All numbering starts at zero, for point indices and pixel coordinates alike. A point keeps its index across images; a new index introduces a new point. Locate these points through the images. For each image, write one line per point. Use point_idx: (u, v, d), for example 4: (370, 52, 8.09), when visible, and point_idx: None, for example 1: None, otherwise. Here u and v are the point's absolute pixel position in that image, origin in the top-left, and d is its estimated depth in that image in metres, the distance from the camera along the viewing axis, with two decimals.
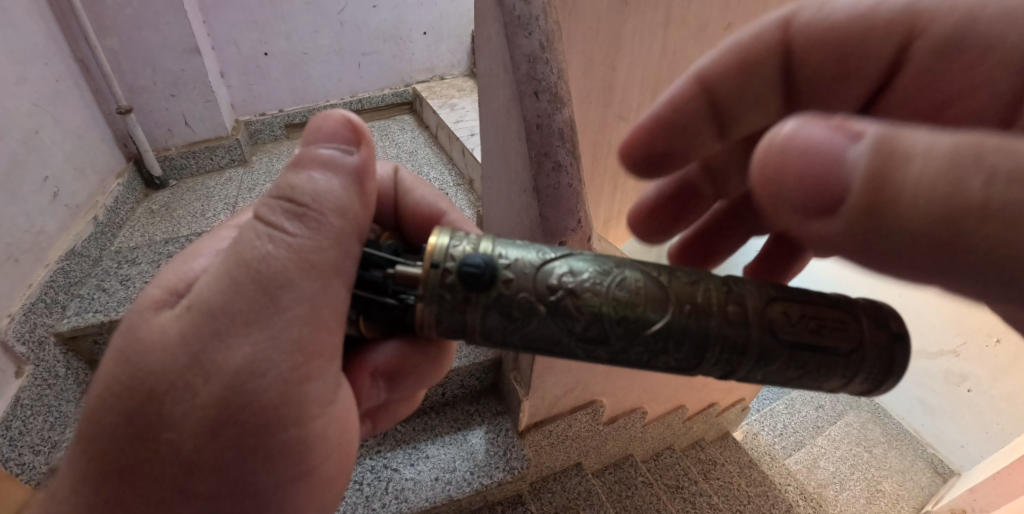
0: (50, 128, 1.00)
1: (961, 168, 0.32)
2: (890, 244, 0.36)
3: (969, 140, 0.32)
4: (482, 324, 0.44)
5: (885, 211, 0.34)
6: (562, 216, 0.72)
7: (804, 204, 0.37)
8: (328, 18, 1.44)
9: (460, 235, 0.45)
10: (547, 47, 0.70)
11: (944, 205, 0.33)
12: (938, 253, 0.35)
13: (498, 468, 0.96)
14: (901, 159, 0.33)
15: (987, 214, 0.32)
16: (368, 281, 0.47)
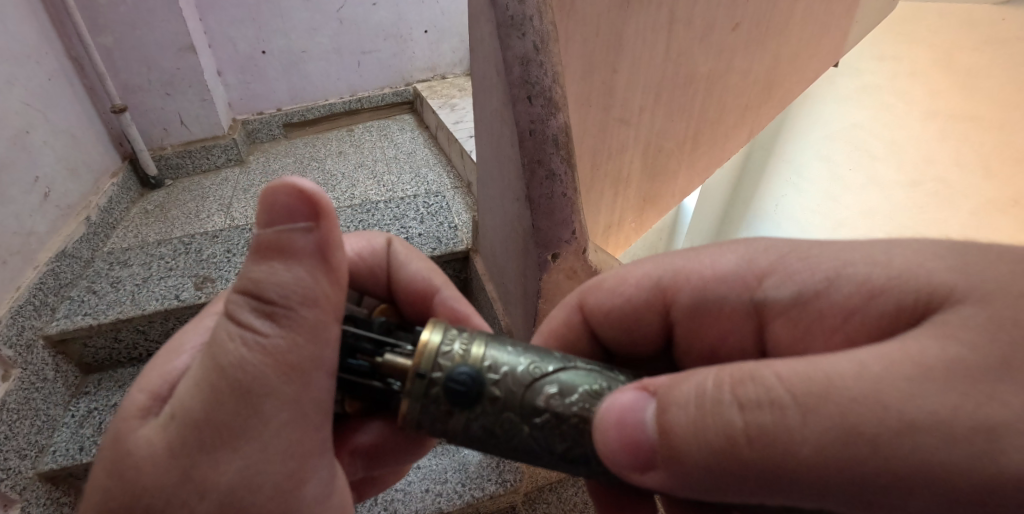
0: (41, 128, 0.98)
1: (749, 413, 0.33)
2: (714, 491, 0.35)
3: (738, 383, 0.34)
4: (459, 431, 0.42)
5: (693, 463, 0.34)
6: (556, 227, 0.70)
7: (619, 457, 0.37)
8: (327, 16, 1.43)
9: (455, 334, 0.42)
10: (541, 49, 0.66)
11: (749, 451, 0.33)
12: (770, 494, 0.34)
13: (490, 481, 0.91)
14: (694, 408, 0.34)
15: (793, 455, 0.32)
16: (353, 369, 0.44)
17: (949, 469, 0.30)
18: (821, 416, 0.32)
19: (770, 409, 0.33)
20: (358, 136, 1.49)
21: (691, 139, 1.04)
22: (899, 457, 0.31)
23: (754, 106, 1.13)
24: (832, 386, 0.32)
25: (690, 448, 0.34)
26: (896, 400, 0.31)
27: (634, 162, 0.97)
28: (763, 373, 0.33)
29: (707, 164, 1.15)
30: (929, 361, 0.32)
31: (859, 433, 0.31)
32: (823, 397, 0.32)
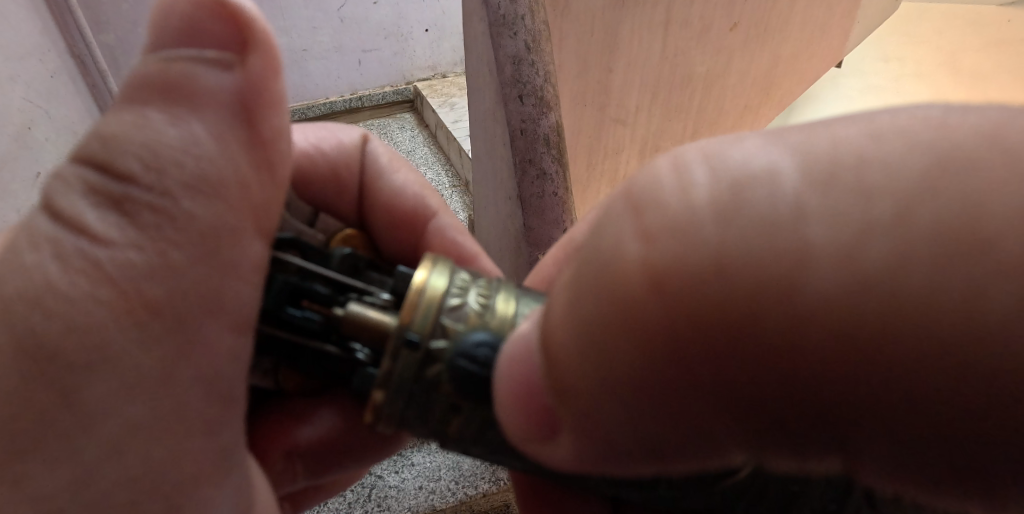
0: (44, 124, 1.00)
1: (653, 247, 0.25)
2: (613, 396, 0.28)
3: (642, 201, 0.26)
4: (456, 436, 0.38)
5: (577, 352, 0.28)
6: (547, 226, 0.72)
7: (513, 410, 0.32)
8: (328, 14, 1.47)
9: (456, 288, 0.38)
10: (533, 49, 0.64)
11: (651, 307, 0.25)
12: (689, 383, 0.26)
13: (484, 478, 0.87)
14: (586, 259, 0.28)
15: (706, 307, 0.24)
16: (298, 322, 0.40)
17: (942, 316, 0.22)
18: (751, 235, 0.24)
19: (674, 236, 0.24)
20: None
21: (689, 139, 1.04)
22: (866, 299, 0.22)
23: (753, 107, 1.13)
24: (773, 194, 0.24)
25: (581, 321, 0.27)
26: (870, 208, 0.22)
27: (631, 162, 0.96)
28: (685, 168, 0.26)
29: None
30: (946, 152, 0.22)
31: (808, 257, 0.23)
32: (747, 205, 0.24)
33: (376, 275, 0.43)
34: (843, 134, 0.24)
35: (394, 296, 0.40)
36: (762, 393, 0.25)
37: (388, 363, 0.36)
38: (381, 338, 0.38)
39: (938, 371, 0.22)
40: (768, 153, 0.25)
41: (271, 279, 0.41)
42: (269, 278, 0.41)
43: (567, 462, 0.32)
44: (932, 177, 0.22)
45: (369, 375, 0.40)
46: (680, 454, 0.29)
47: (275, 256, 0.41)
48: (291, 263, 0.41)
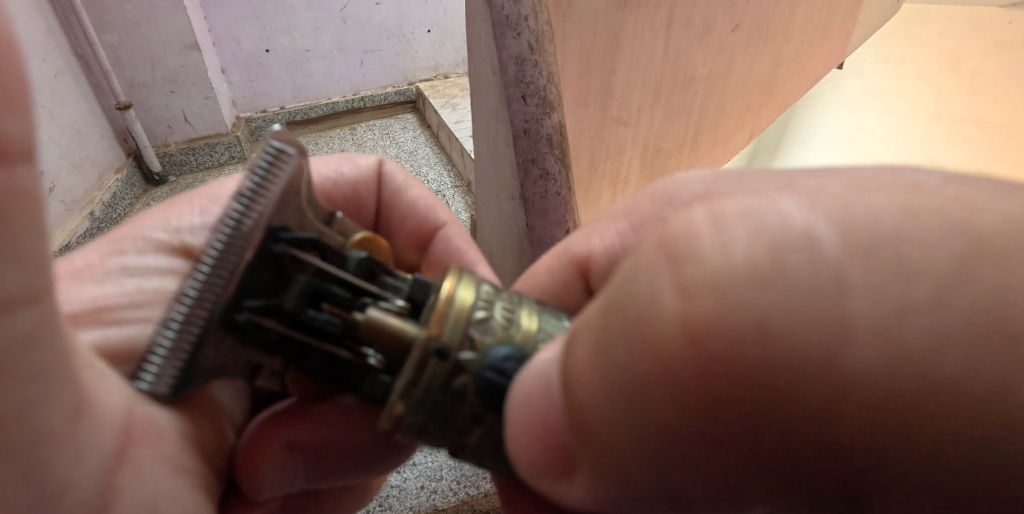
0: (47, 124, 1.05)
1: (693, 301, 0.23)
2: (635, 442, 0.26)
3: (678, 251, 0.24)
4: (475, 445, 0.39)
5: (602, 398, 0.26)
6: (551, 226, 0.72)
7: (525, 445, 0.30)
8: (331, 15, 1.48)
9: (483, 301, 0.39)
10: (536, 50, 0.65)
11: (685, 361, 0.23)
12: (717, 437, 0.25)
13: (485, 478, 0.87)
14: (619, 305, 0.26)
15: (740, 367, 0.23)
16: (318, 326, 0.39)
17: (968, 400, 0.21)
18: (791, 303, 0.22)
19: (716, 294, 0.23)
20: (360, 135, 1.50)
21: (691, 140, 1.04)
22: (913, 376, 0.21)
23: (755, 108, 1.13)
24: (810, 260, 0.22)
25: (612, 367, 0.26)
26: (906, 285, 0.21)
27: (633, 163, 0.96)
28: (726, 220, 0.24)
29: (708, 165, 1.14)
30: (980, 245, 0.21)
31: (849, 328, 0.21)
32: (787, 274, 0.22)
33: (390, 279, 0.43)
34: (876, 204, 0.23)
35: (409, 303, 0.41)
36: (788, 456, 0.24)
37: (415, 373, 0.37)
38: (401, 344, 0.38)
39: (975, 452, 0.21)
40: (802, 211, 0.23)
41: (290, 282, 0.39)
42: (286, 280, 0.39)
43: (583, 503, 0.31)
44: (962, 262, 0.21)
45: (381, 382, 0.40)
46: (701, 503, 0.28)
47: (296, 257, 0.39)
48: (310, 264, 0.40)
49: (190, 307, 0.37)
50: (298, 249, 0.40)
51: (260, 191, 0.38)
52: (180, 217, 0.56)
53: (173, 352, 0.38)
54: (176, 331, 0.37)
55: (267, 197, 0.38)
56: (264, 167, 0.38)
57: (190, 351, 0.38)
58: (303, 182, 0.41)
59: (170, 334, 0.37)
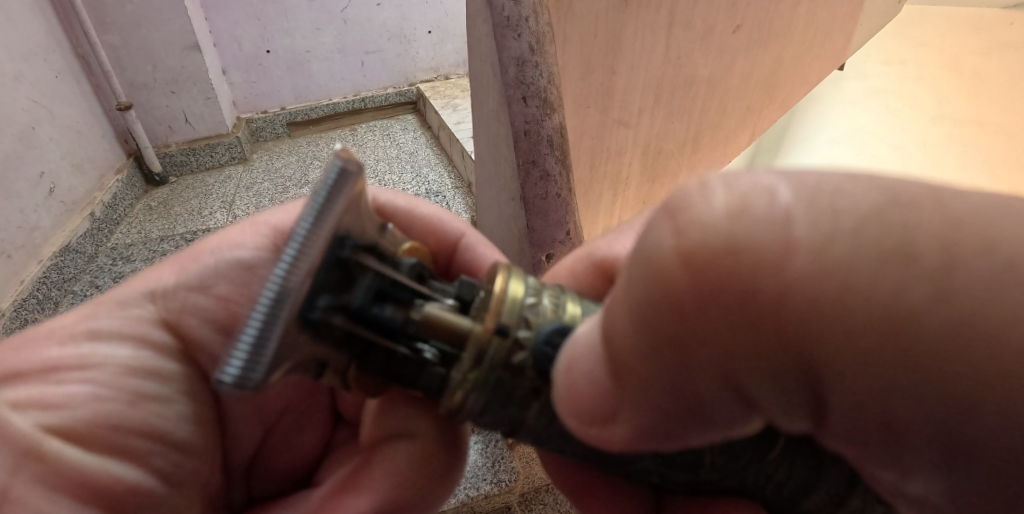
0: (48, 124, 1.06)
1: (690, 233, 0.25)
2: (660, 371, 0.28)
3: (677, 199, 0.26)
4: (534, 420, 0.39)
5: (626, 332, 0.29)
6: (551, 228, 0.72)
7: (569, 385, 0.33)
8: (332, 16, 1.48)
9: (530, 289, 0.40)
10: (536, 51, 0.64)
11: (686, 290, 0.25)
12: (722, 359, 0.27)
13: (485, 479, 0.85)
14: (636, 247, 0.27)
15: (737, 293, 0.25)
16: (384, 321, 0.37)
17: (903, 310, 0.23)
18: (771, 235, 0.23)
19: (706, 227, 0.24)
20: (361, 136, 1.50)
21: (692, 141, 1.04)
22: (842, 290, 0.23)
23: (756, 109, 1.13)
24: (770, 205, 0.24)
25: (633, 304, 0.28)
26: (836, 219, 0.23)
27: (633, 165, 0.96)
28: (709, 183, 0.25)
29: (709, 166, 1.14)
30: (895, 193, 0.23)
31: (794, 250, 0.23)
32: (751, 215, 0.24)
33: (437, 283, 0.41)
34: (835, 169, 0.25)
35: (458, 302, 0.40)
36: (797, 368, 0.26)
37: (477, 356, 0.37)
38: (460, 337, 0.37)
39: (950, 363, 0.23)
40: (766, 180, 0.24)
41: (355, 282, 0.37)
42: (349, 281, 0.37)
43: (617, 442, 0.33)
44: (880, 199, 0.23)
45: (437, 374, 0.38)
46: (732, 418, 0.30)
47: (361, 262, 0.37)
48: (370, 267, 0.37)
49: (269, 307, 0.31)
50: (364, 252, 0.38)
51: (329, 200, 0.34)
52: (159, 278, 0.54)
53: (255, 352, 0.31)
54: (256, 331, 0.31)
55: (333, 208, 0.34)
56: (331, 183, 0.35)
57: (273, 350, 0.32)
58: (360, 201, 0.38)
59: (247, 341, 0.31)
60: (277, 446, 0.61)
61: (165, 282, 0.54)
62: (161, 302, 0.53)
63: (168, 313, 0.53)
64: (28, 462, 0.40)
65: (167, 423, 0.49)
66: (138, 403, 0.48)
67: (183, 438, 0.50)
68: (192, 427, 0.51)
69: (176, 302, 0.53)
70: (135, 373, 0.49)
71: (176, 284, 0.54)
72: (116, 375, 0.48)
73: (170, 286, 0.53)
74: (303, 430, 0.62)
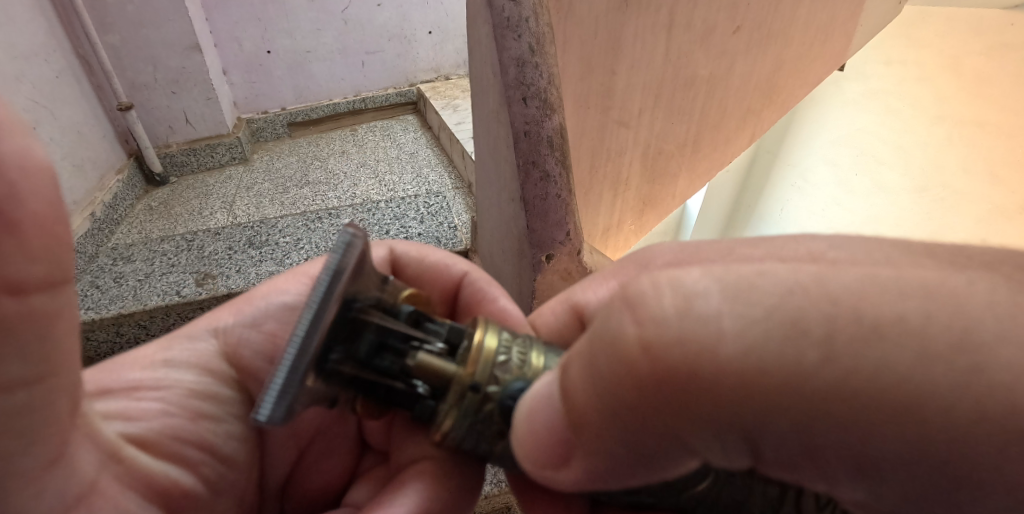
0: (48, 123, 1.06)
1: (652, 326, 0.26)
2: (617, 437, 0.30)
3: (639, 292, 0.27)
4: (502, 458, 0.41)
5: (587, 402, 0.30)
6: (550, 229, 0.71)
7: (529, 445, 0.34)
8: (333, 16, 1.48)
9: (507, 342, 0.40)
10: (537, 51, 0.65)
11: (645, 374, 0.27)
12: (676, 427, 0.29)
13: (487, 479, 0.84)
14: (598, 329, 0.29)
15: (695, 379, 0.26)
16: (382, 370, 0.39)
17: (825, 383, 0.25)
18: (728, 330, 0.25)
19: (667, 322, 0.26)
20: (360, 137, 1.50)
21: (692, 141, 1.04)
22: (773, 370, 0.25)
23: (756, 110, 1.13)
24: (708, 305, 0.25)
25: (597, 378, 0.29)
26: (770, 311, 0.25)
27: (633, 165, 0.96)
28: (662, 283, 0.27)
29: (708, 167, 1.14)
30: (816, 291, 0.25)
31: (723, 341, 0.25)
32: (692, 311, 0.25)
33: (431, 324, 0.41)
34: (773, 270, 0.26)
35: (448, 346, 0.40)
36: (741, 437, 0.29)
37: (455, 406, 0.38)
38: (439, 379, 0.38)
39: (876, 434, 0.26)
40: (703, 281, 0.26)
41: (360, 334, 0.38)
42: (356, 333, 0.38)
43: (571, 485, 0.35)
44: (799, 291, 0.25)
45: (427, 406, 0.39)
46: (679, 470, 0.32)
47: (366, 318, 0.38)
48: (371, 320, 0.38)
49: (294, 358, 0.33)
50: (370, 309, 0.39)
51: (341, 267, 0.35)
52: (220, 316, 0.56)
53: (289, 385, 0.33)
54: (280, 386, 0.33)
55: (345, 272, 0.36)
56: (339, 254, 0.36)
57: (291, 402, 0.33)
58: (365, 259, 0.39)
59: (274, 391, 0.33)
60: (310, 468, 0.60)
61: (225, 321, 0.55)
62: (224, 339, 0.54)
63: (228, 347, 0.54)
64: (113, 463, 0.42)
65: (217, 439, 0.51)
66: (197, 420, 0.50)
67: (230, 453, 0.52)
68: (241, 444, 0.53)
69: (234, 337, 0.54)
70: (197, 396, 0.50)
71: (234, 322, 0.55)
72: (182, 397, 0.49)
73: (229, 324, 0.55)
74: (330, 457, 0.61)
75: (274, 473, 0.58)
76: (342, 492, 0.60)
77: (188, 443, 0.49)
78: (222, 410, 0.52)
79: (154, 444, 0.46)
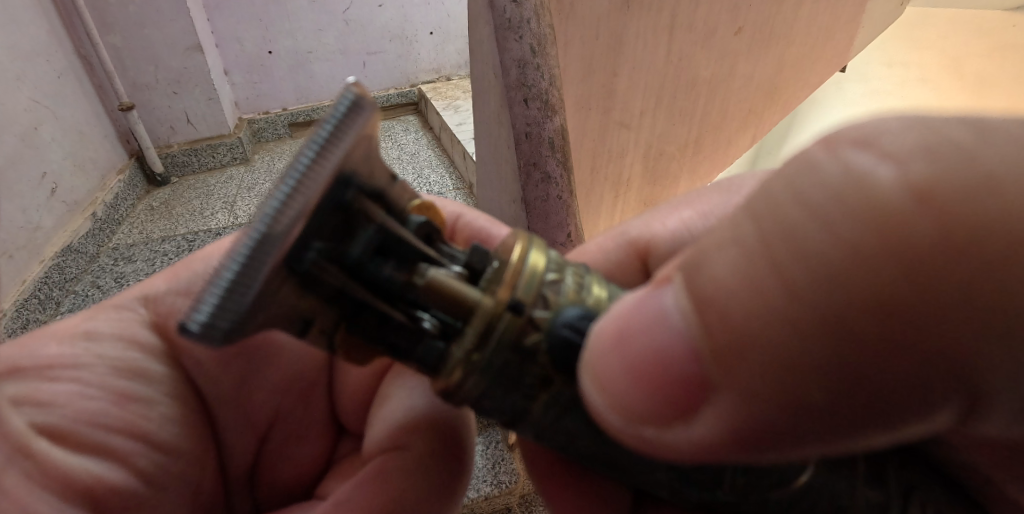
0: (50, 123, 1.06)
1: (909, 168, 0.23)
2: (792, 348, 0.26)
3: (866, 133, 0.24)
4: (539, 413, 0.35)
5: (756, 297, 0.26)
6: (552, 230, 0.73)
7: (654, 370, 0.29)
8: (334, 16, 1.48)
9: (552, 265, 0.36)
10: (538, 53, 0.64)
11: (873, 239, 0.24)
12: (913, 312, 0.25)
13: (486, 481, 0.84)
14: (793, 193, 0.25)
15: (930, 245, 0.24)
16: (382, 280, 0.34)
17: None
18: (983, 178, 0.23)
19: (928, 158, 0.23)
20: None
21: (693, 143, 1.04)
22: None
23: (757, 111, 1.13)
24: (1001, 151, 0.23)
25: (797, 256, 0.25)
26: None
27: (635, 166, 0.96)
28: (928, 126, 0.24)
29: (710, 168, 1.14)
30: None
31: None
32: (982, 155, 0.23)
33: (446, 247, 0.38)
34: None
35: (466, 270, 0.36)
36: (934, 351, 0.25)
37: (484, 330, 0.33)
38: (462, 306, 0.34)
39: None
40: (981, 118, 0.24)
41: (359, 231, 0.34)
42: (349, 230, 0.34)
43: (690, 451, 0.30)
44: None
45: (434, 346, 0.34)
46: (837, 431, 0.28)
47: (364, 209, 0.34)
48: (375, 217, 0.34)
49: (256, 243, 0.29)
50: (369, 200, 0.35)
51: (341, 129, 0.31)
52: (153, 284, 0.54)
53: (225, 300, 0.28)
54: (232, 278, 0.28)
55: (342, 141, 0.31)
56: (339, 116, 0.31)
57: (243, 302, 0.29)
58: (371, 138, 0.35)
59: (218, 289, 0.28)
60: (274, 458, 0.58)
61: (157, 287, 0.54)
62: (151, 308, 0.52)
63: (160, 317, 0.52)
64: (20, 458, 0.41)
65: (152, 425, 0.48)
66: (122, 404, 0.47)
67: (167, 439, 0.48)
68: (180, 430, 0.49)
69: (165, 307, 0.53)
70: (123, 374, 0.48)
71: (167, 289, 0.54)
72: (104, 376, 0.47)
73: (161, 290, 0.54)
74: (300, 442, 0.59)
75: (236, 462, 0.55)
76: (315, 479, 0.59)
77: (116, 432, 0.46)
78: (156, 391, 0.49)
79: (68, 432, 0.44)
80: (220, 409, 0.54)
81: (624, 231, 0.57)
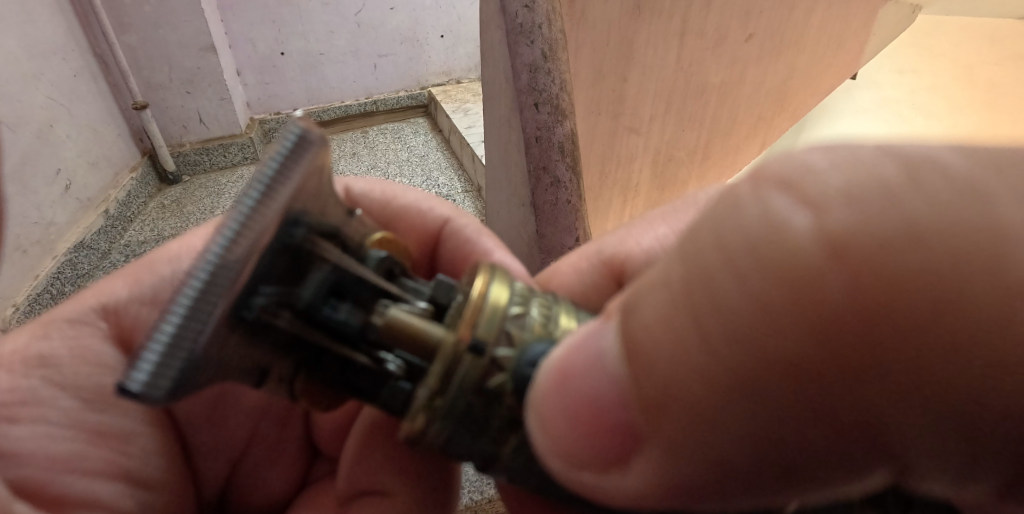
0: (66, 122, 1.07)
1: (827, 214, 0.23)
2: (703, 402, 0.26)
3: (792, 175, 0.24)
4: (509, 456, 0.36)
5: (675, 350, 0.26)
6: (560, 233, 0.73)
7: (580, 424, 0.29)
8: (346, 19, 1.49)
9: (517, 297, 0.37)
10: (550, 57, 0.64)
11: (774, 288, 0.23)
12: (815, 371, 0.24)
13: (489, 483, 0.83)
14: (715, 235, 0.25)
15: (828, 297, 0.23)
16: (337, 324, 0.36)
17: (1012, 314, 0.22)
18: (900, 227, 0.22)
19: (848, 203, 0.23)
20: (371, 138, 1.51)
21: (702, 150, 1.04)
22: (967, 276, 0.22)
23: (767, 118, 1.13)
24: (892, 200, 0.22)
25: (713, 308, 0.25)
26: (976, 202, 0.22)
27: (643, 172, 0.96)
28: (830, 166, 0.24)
29: (717, 173, 1.14)
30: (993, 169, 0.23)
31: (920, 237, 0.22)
32: (884, 190, 0.22)
33: (410, 282, 0.40)
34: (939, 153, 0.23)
35: (431, 305, 0.38)
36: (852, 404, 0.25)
37: (446, 372, 0.33)
38: (419, 344, 0.34)
39: (992, 406, 0.23)
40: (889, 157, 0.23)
41: (305, 277, 0.35)
42: (301, 272, 0.35)
43: (625, 501, 0.30)
44: (977, 171, 0.23)
45: (400, 388, 0.36)
46: (763, 487, 0.28)
47: (313, 251, 0.35)
48: (327, 258, 0.35)
49: (199, 292, 0.29)
50: (318, 238, 0.36)
51: (287, 166, 0.32)
52: (113, 290, 0.55)
53: (168, 358, 0.28)
54: (172, 332, 0.28)
55: (291, 177, 0.32)
56: (284, 154, 0.32)
57: (188, 358, 0.29)
58: (320, 172, 0.36)
59: (159, 345, 0.28)
60: (247, 481, 0.63)
61: (119, 295, 0.54)
62: (113, 319, 0.53)
63: (122, 328, 0.53)
64: None
65: (133, 462, 0.50)
66: (96, 443, 0.48)
67: (145, 475, 0.51)
68: (157, 463, 0.52)
69: (129, 318, 0.54)
70: (95, 407, 0.49)
71: (129, 297, 0.54)
72: (72, 412, 0.48)
73: (124, 298, 0.54)
74: (276, 466, 0.64)
75: (210, 489, 0.60)
76: (291, 499, 0.64)
77: (96, 476, 0.47)
78: (131, 424, 0.51)
79: (43, 487, 0.44)
80: (194, 431, 0.58)
81: (599, 250, 0.58)
